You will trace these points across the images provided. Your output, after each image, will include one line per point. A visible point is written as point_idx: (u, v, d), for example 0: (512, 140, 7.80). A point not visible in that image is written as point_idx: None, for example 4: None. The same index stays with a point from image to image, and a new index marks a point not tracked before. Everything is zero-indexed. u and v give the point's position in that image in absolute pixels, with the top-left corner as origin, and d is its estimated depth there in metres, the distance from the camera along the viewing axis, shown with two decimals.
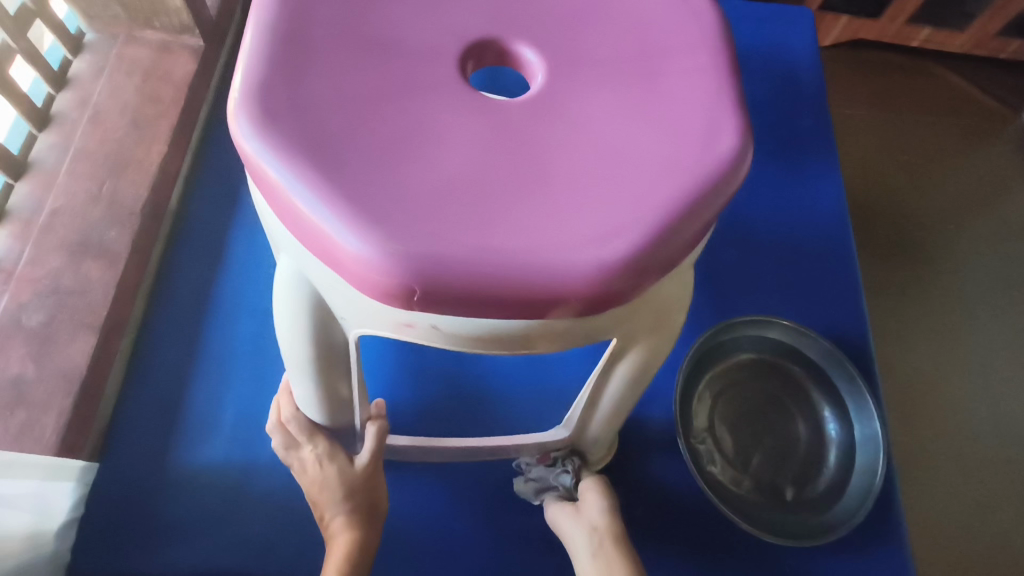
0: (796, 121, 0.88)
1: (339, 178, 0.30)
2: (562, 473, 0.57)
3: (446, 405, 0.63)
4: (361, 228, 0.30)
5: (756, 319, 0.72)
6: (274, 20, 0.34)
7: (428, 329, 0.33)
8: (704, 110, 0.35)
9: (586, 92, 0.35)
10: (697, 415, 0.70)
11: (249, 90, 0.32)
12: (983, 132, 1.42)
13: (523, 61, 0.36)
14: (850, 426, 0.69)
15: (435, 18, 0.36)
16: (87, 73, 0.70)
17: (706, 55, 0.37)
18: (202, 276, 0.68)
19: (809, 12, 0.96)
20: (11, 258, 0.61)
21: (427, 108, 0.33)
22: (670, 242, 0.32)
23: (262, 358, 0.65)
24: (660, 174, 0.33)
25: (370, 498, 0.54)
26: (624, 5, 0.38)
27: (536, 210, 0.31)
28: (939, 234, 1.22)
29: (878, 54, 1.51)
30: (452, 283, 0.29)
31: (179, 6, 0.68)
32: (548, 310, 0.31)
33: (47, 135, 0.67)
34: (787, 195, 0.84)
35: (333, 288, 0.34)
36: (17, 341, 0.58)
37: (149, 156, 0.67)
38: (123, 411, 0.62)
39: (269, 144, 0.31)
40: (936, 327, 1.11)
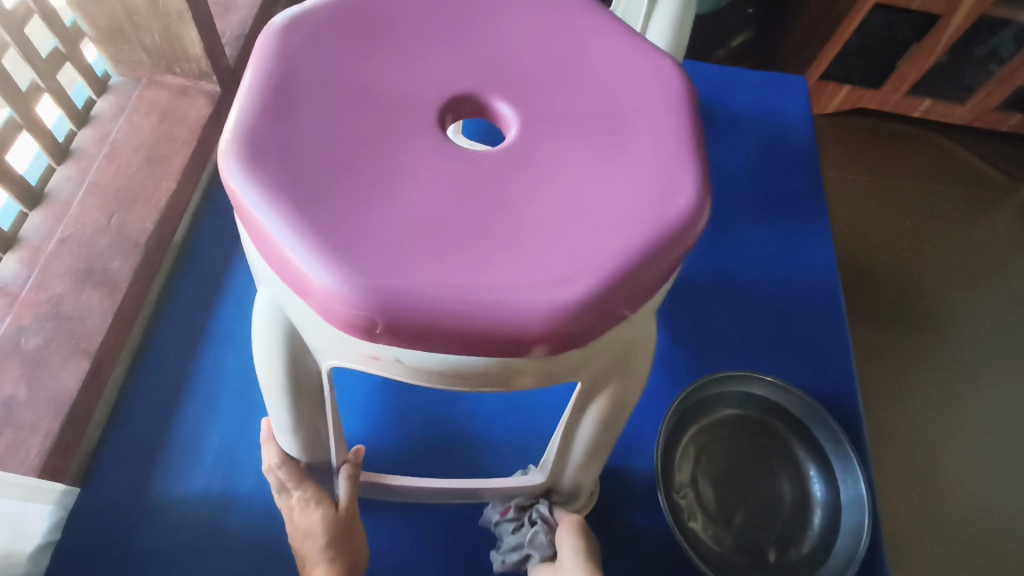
0: (787, 185, 0.91)
1: (315, 213, 0.32)
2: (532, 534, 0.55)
3: (426, 448, 0.63)
4: (331, 261, 0.31)
5: (738, 375, 0.72)
6: (268, 69, 0.37)
7: (393, 363, 0.34)
8: (665, 167, 0.37)
9: (554, 146, 0.37)
10: (680, 469, 0.70)
11: (239, 131, 0.34)
12: (983, 201, 1.45)
13: (500, 116, 0.39)
14: (835, 486, 0.68)
15: (420, 74, 0.39)
16: (109, 113, 0.74)
17: (671, 116, 0.39)
18: (200, 307, 0.70)
19: (801, 83, 1.01)
20: (17, 282, 0.63)
21: (404, 155, 0.36)
22: (625, 288, 0.33)
23: (249, 390, 0.66)
24: (619, 224, 0.35)
25: (352, 548, 0.53)
26: (597, 68, 0.41)
27: (499, 252, 0.33)
28: (939, 301, 1.23)
29: (879, 123, 1.56)
30: (413, 317, 0.31)
31: (199, 54, 0.72)
32: (506, 347, 0.32)
33: (65, 168, 0.70)
34: (777, 255, 0.85)
35: (306, 319, 0.35)
36: (14, 362, 0.59)
37: (158, 192, 0.70)
38: (110, 438, 0.63)
39: (251, 180, 0.33)
40: (936, 395, 1.10)
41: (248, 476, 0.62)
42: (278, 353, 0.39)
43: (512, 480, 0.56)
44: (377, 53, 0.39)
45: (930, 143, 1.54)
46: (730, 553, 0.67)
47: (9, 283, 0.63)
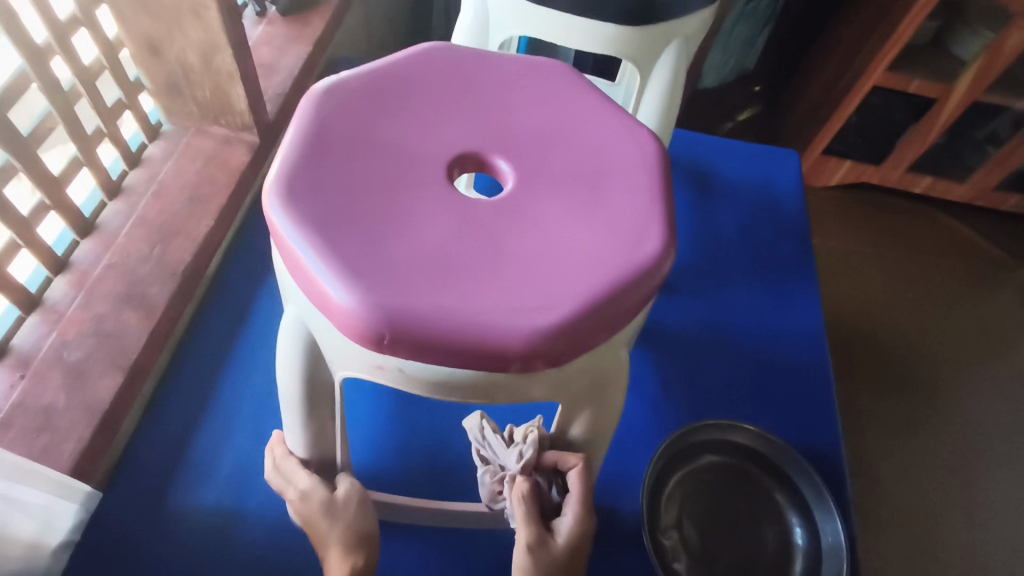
0: (779, 248, 0.97)
1: (337, 242, 0.38)
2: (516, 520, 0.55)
3: (423, 476, 0.68)
4: (347, 280, 0.37)
5: (721, 423, 0.74)
6: (307, 123, 0.44)
7: (395, 372, 0.39)
8: (637, 219, 0.43)
9: (543, 198, 0.43)
10: (666, 511, 0.72)
11: (279, 172, 0.41)
12: (982, 276, 1.50)
13: (499, 170, 0.45)
14: (817, 534, 0.70)
15: (432, 132, 0.45)
16: (159, 156, 0.83)
17: (645, 177, 0.46)
18: (225, 338, 0.78)
19: (795, 156, 1.08)
20: (65, 301, 0.71)
21: (414, 198, 0.42)
22: (596, 318, 0.39)
23: (263, 413, 0.73)
24: (594, 265, 0.40)
25: (360, 533, 0.52)
26: (585, 134, 0.48)
27: (490, 282, 0.39)
28: (940, 375, 1.30)
29: (880, 198, 1.63)
30: (412, 331, 0.36)
31: (243, 109, 0.81)
32: (491, 363, 0.37)
33: (115, 203, 0.78)
34: (768, 312, 0.90)
35: (324, 332, 0.41)
36: (56, 373, 0.66)
37: (197, 228, 0.77)
38: (134, 450, 0.69)
39: (286, 212, 0.39)
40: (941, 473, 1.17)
41: (258, 493, 0.68)
42: (301, 361, 0.45)
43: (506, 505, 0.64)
44: (397, 114, 0.46)
45: (929, 218, 1.60)
46: None
47: (58, 302, 0.70)
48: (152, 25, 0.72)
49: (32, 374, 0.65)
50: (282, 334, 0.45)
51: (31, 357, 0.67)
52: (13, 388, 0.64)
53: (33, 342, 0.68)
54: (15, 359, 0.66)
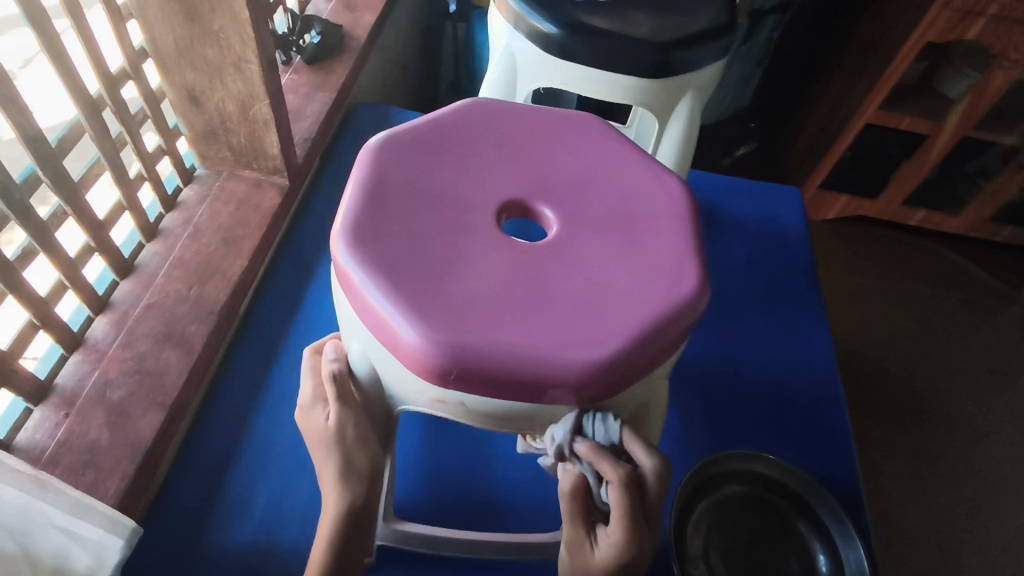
0: (788, 281, 1.00)
1: (403, 285, 0.41)
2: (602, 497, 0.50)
3: (456, 506, 0.69)
4: (414, 320, 0.40)
5: (743, 453, 0.76)
6: (366, 173, 0.47)
7: (456, 406, 0.42)
8: (675, 258, 0.46)
9: (586, 241, 0.46)
10: (692, 541, 0.73)
11: (344, 219, 0.44)
12: (981, 306, 1.54)
13: (543, 216, 0.48)
14: (840, 563, 0.71)
15: (480, 180, 0.49)
16: (193, 199, 0.86)
17: (679, 221, 0.49)
18: (255, 375, 0.80)
19: (798, 192, 1.12)
20: (106, 340, 0.73)
21: (468, 242, 0.45)
22: (643, 352, 0.42)
23: (296, 450, 0.74)
24: (638, 304, 0.43)
25: (345, 459, 0.52)
26: (621, 180, 0.51)
27: (544, 320, 0.41)
28: (945, 403, 1.33)
29: (877, 230, 1.68)
30: (476, 368, 0.39)
31: (275, 154, 0.85)
32: (547, 396, 0.40)
33: (153, 244, 0.81)
34: (780, 342, 0.93)
35: (388, 369, 0.43)
36: (99, 411, 0.68)
37: (232, 268, 0.80)
38: (170, 488, 0.70)
39: (353, 257, 0.42)
40: (955, 504, 1.18)
41: (293, 529, 0.69)
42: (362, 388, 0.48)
43: (541, 535, 0.65)
44: (446, 163, 0.49)
45: (926, 249, 1.65)
46: None
47: (98, 342, 0.73)
48: (194, 77, 0.77)
49: (76, 413, 0.67)
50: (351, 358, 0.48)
51: (74, 396, 0.68)
52: (58, 426, 0.66)
53: (75, 382, 0.69)
54: (59, 398, 0.68)
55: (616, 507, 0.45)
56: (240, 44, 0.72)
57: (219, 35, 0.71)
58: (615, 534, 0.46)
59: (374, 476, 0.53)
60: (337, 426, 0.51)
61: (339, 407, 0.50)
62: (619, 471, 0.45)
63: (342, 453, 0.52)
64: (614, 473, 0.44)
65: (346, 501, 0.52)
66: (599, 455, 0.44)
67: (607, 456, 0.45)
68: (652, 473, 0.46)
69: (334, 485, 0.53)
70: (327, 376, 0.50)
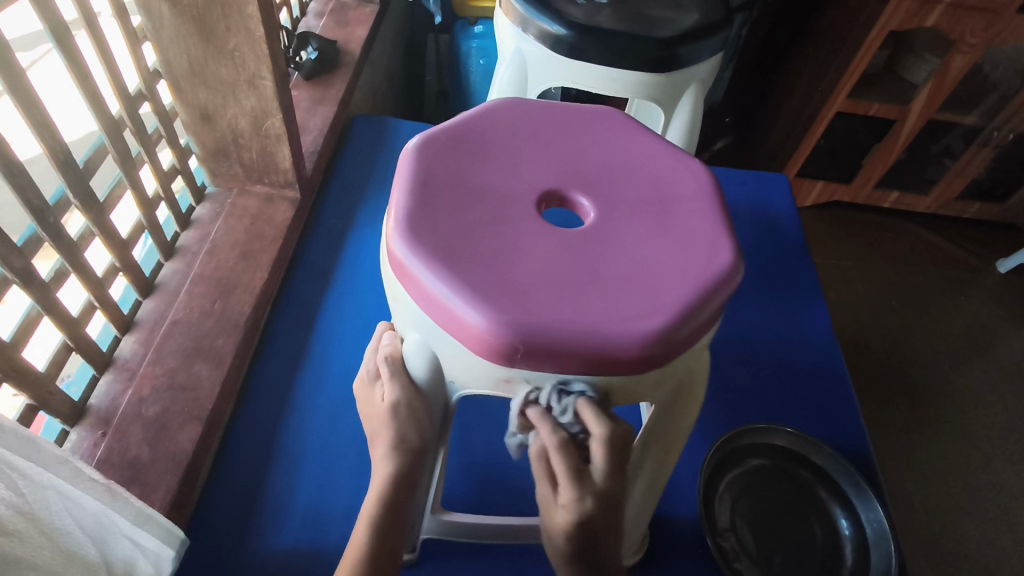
0: (783, 262, 1.05)
1: (464, 274, 0.44)
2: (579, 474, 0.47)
3: (494, 496, 0.71)
4: (478, 304, 0.43)
5: (762, 426, 0.80)
6: (413, 173, 0.50)
7: (521, 384, 0.45)
8: (708, 236, 0.50)
9: (624, 224, 0.50)
10: (720, 514, 0.76)
11: (399, 217, 0.47)
12: (960, 281, 1.60)
13: (579, 205, 0.52)
14: (861, 523, 0.75)
15: (519, 174, 0.52)
16: (207, 216, 0.87)
17: (705, 202, 0.52)
18: (282, 384, 0.81)
19: (784, 178, 1.18)
20: (135, 359, 0.73)
21: (516, 230, 0.48)
22: (691, 321, 0.45)
23: (330, 455, 0.75)
24: (680, 278, 0.46)
25: (401, 438, 0.52)
26: (646, 168, 0.54)
27: (598, 297, 0.44)
28: (932, 373, 1.38)
29: (855, 214, 1.74)
30: (541, 344, 0.42)
31: (287, 167, 0.87)
32: (607, 367, 0.43)
33: (172, 263, 0.82)
34: (782, 320, 0.97)
35: (451, 354, 0.46)
36: (137, 428, 0.68)
37: (253, 280, 0.81)
38: (209, 499, 0.71)
39: (413, 251, 0.45)
40: (948, 470, 1.24)
41: (334, 532, 0.70)
42: (423, 378, 0.51)
43: None
44: (485, 161, 0.52)
45: (902, 230, 1.72)
46: None
47: (128, 361, 0.73)
48: (207, 96, 0.79)
49: (114, 431, 0.68)
50: (406, 353, 0.51)
51: (110, 416, 0.69)
52: (97, 445, 0.66)
53: (109, 401, 0.70)
54: (95, 418, 0.68)
55: (560, 473, 0.44)
56: (255, 62, 0.74)
57: (234, 53, 0.74)
58: (564, 510, 0.44)
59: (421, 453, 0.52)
60: (390, 403, 0.52)
61: (393, 382, 0.52)
62: (562, 438, 0.45)
63: (395, 429, 0.52)
64: (552, 439, 0.45)
65: (396, 476, 0.51)
66: (540, 421, 0.45)
67: (550, 422, 0.45)
68: (598, 445, 0.44)
69: (385, 465, 0.52)
70: (382, 358, 0.53)
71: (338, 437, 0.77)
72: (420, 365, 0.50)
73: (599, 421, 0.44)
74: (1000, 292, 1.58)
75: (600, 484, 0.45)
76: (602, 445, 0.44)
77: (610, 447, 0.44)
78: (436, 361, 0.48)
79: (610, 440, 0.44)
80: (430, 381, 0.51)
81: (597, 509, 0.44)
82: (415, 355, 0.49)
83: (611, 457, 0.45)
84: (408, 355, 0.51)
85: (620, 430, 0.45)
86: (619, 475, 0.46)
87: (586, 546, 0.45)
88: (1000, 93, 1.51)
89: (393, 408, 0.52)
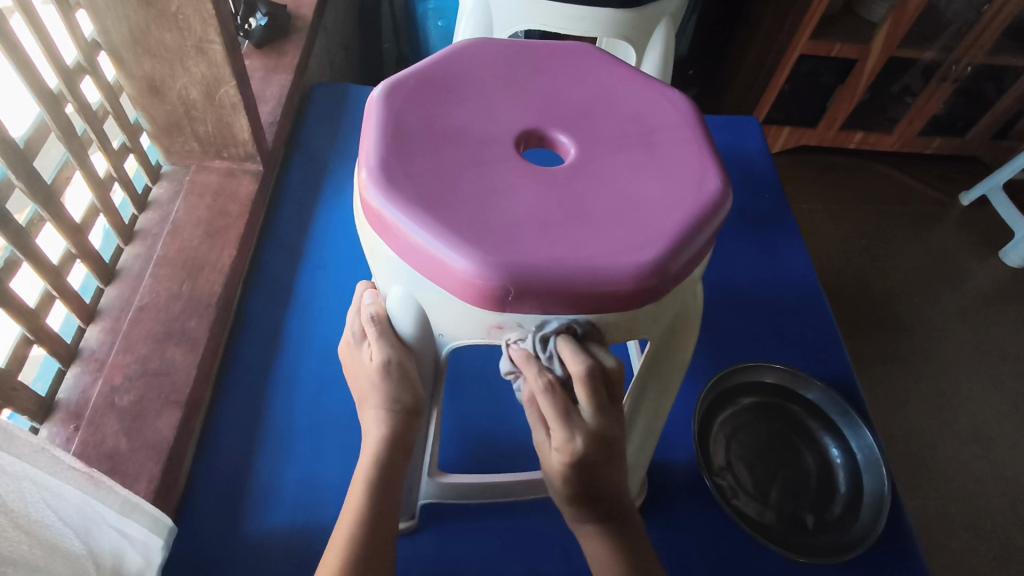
0: (759, 204, 1.04)
1: (447, 218, 0.42)
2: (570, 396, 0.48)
3: (487, 457, 0.70)
4: (464, 248, 0.41)
5: (752, 365, 0.80)
6: (383, 122, 0.47)
7: (515, 329, 0.44)
8: (695, 165, 0.48)
9: (607, 157, 0.48)
10: (715, 454, 0.76)
11: (371, 167, 0.45)
12: (927, 215, 1.63)
13: (559, 143, 0.50)
14: (852, 451, 0.76)
15: (493, 116, 0.50)
16: (165, 196, 0.83)
17: (688, 132, 0.51)
18: (261, 363, 0.78)
19: (754, 120, 1.17)
20: (103, 348, 0.70)
21: (497, 172, 0.46)
22: (685, 250, 0.44)
23: (318, 433, 0.73)
24: (669, 208, 0.45)
25: (395, 400, 0.51)
26: (623, 102, 0.53)
27: (587, 233, 0.43)
28: (905, 306, 1.41)
29: (822, 157, 1.75)
30: (534, 284, 0.41)
31: (247, 139, 0.83)
32: (603, 303, 0.42)
33: (132, 247, 0.78)
34: (762, 261, 0.97)
35: (439, 304, 0.45)
36: (112, 419, 0.65)
37: (222, 259, 0.78)
38: (194, 487, 0.68)
39: (390, 200, 0.43)
40: (925, 400, 1.26)
41: (328, 507, 0.68)
42: (412, 332, 0.49)
43: None
44: (458, 104, 0.50)
45: (869, 170, 1.74)
46: (774, 525, 0.72)
47: (95, 351, 0.70)
48: (153, 65, 0.74)
49: (87, 425, 0.64)
50: (392, 309, 0.49)
51: (81, 409, 0.65)
52: (71, 440, 0.63)
53: (78, 394, 0.66)
54: (65, 413, 0.65)
55: (550, 418, 0.45)
56: (201, 24, 0.70)
57: (177, 17, 0.69)
58: (558, 452, 0.46)
59: (413, 412, 0.52)
60: (380, 364, 0.50)
61: (382, 341, 0.50)
62: (548, 381, 0.45)
63: (386, 390, 0.51)
64: (539, 383, 0.45)
65: (390, 438, 0.51)
66: (526, 365, 0.44)
67: (536, 365, 0.45)
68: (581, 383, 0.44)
69: (377, 428, 0.51)
70: (367, 318, 0.51)
71: (325, 414, 0.75)
72: (407, 319, 0.48)
73: (577, 358, 0.43)
74: (966, 224, 1.61)
75: (591, 423, 0.45)
76: (581, 383, 0.43)
77: (590, 384, 0.44)
78: (423, 314, 0.47)
79: (591, 376, 0.44)
80: (418, 337, 0.50)
81: (589, 447, 0.45)
82: (401, 310, 0.48)
83: (594, 393, 0.44)
84: (393, 312, 0.50)
85: (602, 362, 0.45)
86: (608, 410, 0.46)
87: (584, 481, 0.48)
88: (955, 29, 1.50)
89: (385, 369, 0.50)
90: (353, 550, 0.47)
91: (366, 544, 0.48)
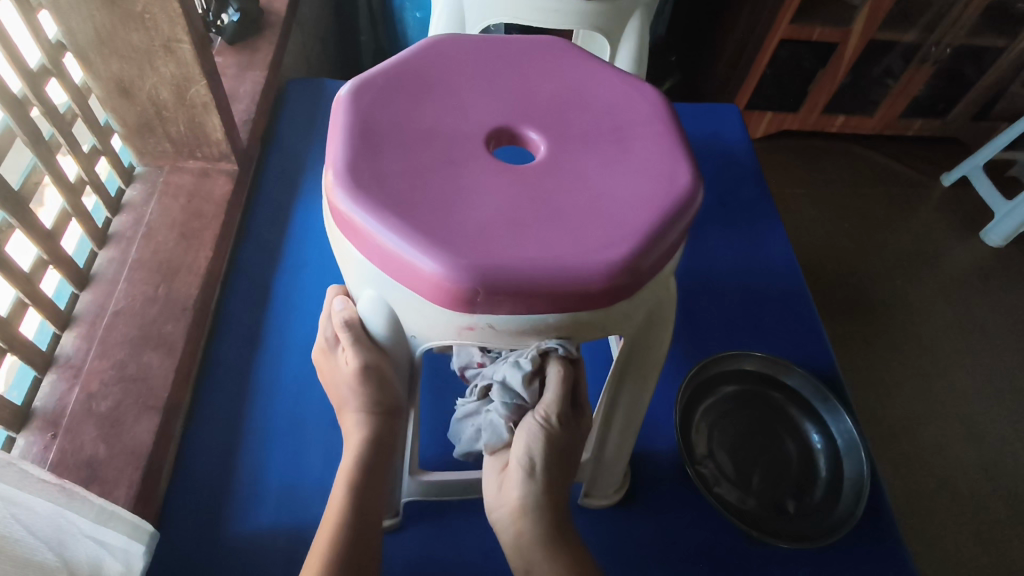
0: (739, 191, 1.04)
1: (415, 220, 0.42)
2: (489, 413, 0.52)
3: (470, 454, 0.70)
4: (433, 251, 0.41)
5: (731, 353, 0.81)
6: (350, 122, 0.47)
7: (485, 330, 0.44)
8: (666, 159, 0.48)
9: (577, 154, 0.48)
10: (697, 443, 0.77)
11: (339, 170, 0.44)
12: (909, 197, 1.64)
13: (529, 140, 0.49)
14: (832, 436, 0.77)
15: (462, 114, 0.49)
16: (139, 198, 0.82)
17: (659, 127, 0.51)
18: (240, 365, 0.77)
19: (734, 107, 1.17)
20: (79, 355, 0.69)
21: (467, 172, 0.45)
22: (656, 247, 0.44)
23: (300, 433, 0.73)
24: (640, 204, 0.45)
25: (379, 403, 0.53)
26: (594, 96, 0.52)
27: (558, 231, 0.43)
28: (888, 288, 1.42)
29: (803, 141, 1.76)
30: (505, 286, 0.41)
31: (220, 138, 0.82)
32: (573, 302, 0.42)
33: (106, 251, 0.77)
34: (743, 249, 0.97)
35: (409, 306, 0.45)
36: (89, 426, 0.64)
37: (198, 261, 0.77)
38: (176, 491, 0.68)
39: (357, 203, 0.43)
40: (906, 380, 1.28)
41: (311, 506, 0.68)
42: (386, 331, 0.49)
43: None
44: (427, 103, 0.50)
45: (851, 153, 1.74)
46: (756, 512, 0.73)
47: (71, 358, 0.69)
48: (121, 66, 0.73)
49: (64, 432, 0.64)
50: (364, 311, 0.49)
51: (58, 416, 0.65)
52: (48, 448, 0.62)
53: (55, 402, 0.65)
54: (42, 421, 0.64)
55: (555, 397, 0.49)
56: (169, 23, 0.68)
57: (144, 16, 0.68)
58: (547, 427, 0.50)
59: (391, 412, 0.54)
60: (357, 368, 0.51)
61: (357, 346, 0.50)
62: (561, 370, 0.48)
63: (365, 394, 0.52)
64: (555, 373, 0.48)
65: (371, 439, 0.53)
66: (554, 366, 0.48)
67: (556, 363, 0.48)
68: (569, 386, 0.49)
69: (358, 429, 0.54)
70: (340, 323, 0.51)
71: (307, 414, 0.75)
72: (380, 327, 0.49)
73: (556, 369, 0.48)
74: (947, 205, 1.62)
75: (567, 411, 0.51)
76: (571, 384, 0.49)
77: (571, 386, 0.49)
78: (394, 316, 0.47)
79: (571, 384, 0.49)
80: (391, 336, 0.49)
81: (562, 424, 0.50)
82: (373, 311, 0.48)
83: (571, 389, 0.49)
84: (366, 314, 0.49)
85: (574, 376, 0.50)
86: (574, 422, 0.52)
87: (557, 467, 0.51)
88: (936, 10, 1.50)
89: (367, 374, 0.51)
90: (337, 551, 0.48)
91: (349, 545, 0.49)
